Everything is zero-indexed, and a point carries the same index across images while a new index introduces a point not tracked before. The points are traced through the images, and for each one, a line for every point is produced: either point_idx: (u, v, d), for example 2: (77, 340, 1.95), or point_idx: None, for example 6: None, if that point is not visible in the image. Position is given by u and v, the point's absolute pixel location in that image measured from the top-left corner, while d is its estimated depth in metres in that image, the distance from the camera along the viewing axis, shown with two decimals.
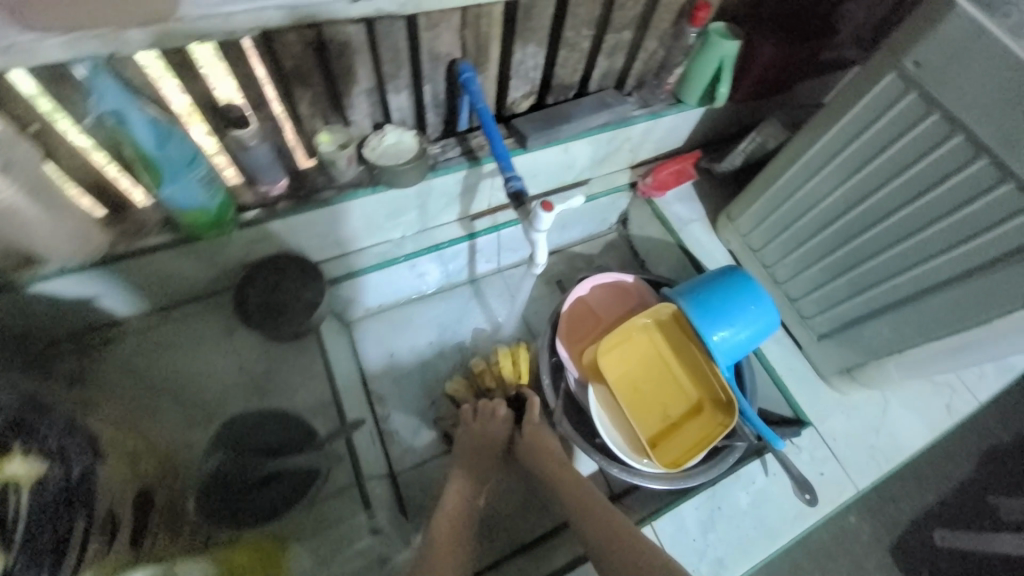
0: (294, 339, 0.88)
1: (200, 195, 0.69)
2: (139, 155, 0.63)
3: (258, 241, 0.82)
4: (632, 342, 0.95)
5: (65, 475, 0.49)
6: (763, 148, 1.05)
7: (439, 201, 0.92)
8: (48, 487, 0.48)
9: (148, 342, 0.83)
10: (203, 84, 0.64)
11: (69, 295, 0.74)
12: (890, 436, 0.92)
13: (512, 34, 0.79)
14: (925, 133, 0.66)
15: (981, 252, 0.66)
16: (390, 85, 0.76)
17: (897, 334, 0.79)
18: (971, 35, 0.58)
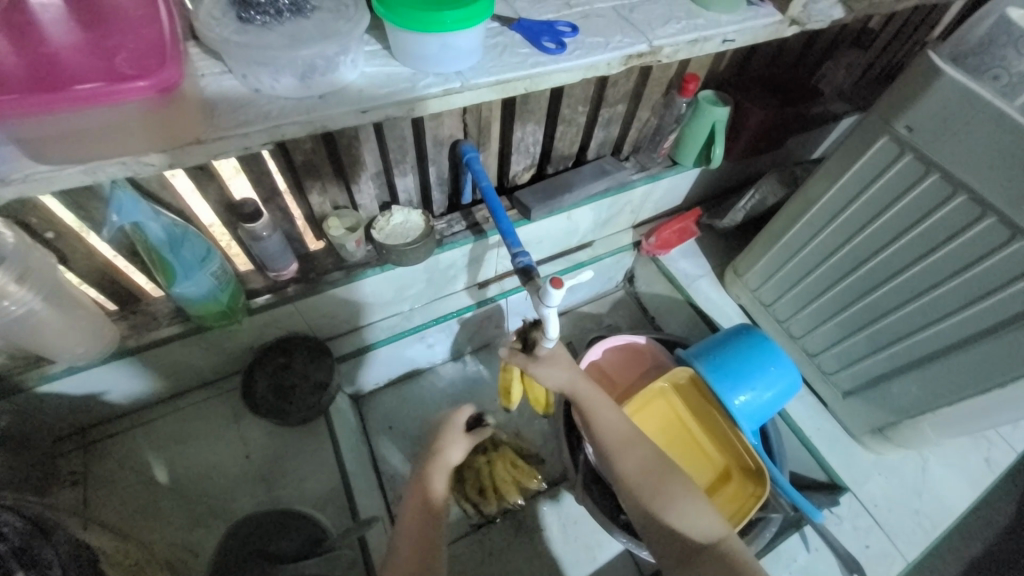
0: (302, 424, 0.85)
1: (205, 290, 0.68)
2: (147, 257, 0.64)
3: (270, 325, 0.82)
4: (650, 407, 0.92)
5: None
6: (763, 204, 1.06)
7: (446, 274, 0.93)
8: None
9: (156, 434, 0.82)
10: (216, 183, 0.66)
11: (77, 393, 0.73)
12: (933, 496, 0.87)
13: (512, 115, 0.82)
14: (927, 193, 0.66)
15: (1002, 308, 0.64)
16: (397, 169, 0.78)
17: (929, 393, 0.76)
18: (961, 101, 0.60)
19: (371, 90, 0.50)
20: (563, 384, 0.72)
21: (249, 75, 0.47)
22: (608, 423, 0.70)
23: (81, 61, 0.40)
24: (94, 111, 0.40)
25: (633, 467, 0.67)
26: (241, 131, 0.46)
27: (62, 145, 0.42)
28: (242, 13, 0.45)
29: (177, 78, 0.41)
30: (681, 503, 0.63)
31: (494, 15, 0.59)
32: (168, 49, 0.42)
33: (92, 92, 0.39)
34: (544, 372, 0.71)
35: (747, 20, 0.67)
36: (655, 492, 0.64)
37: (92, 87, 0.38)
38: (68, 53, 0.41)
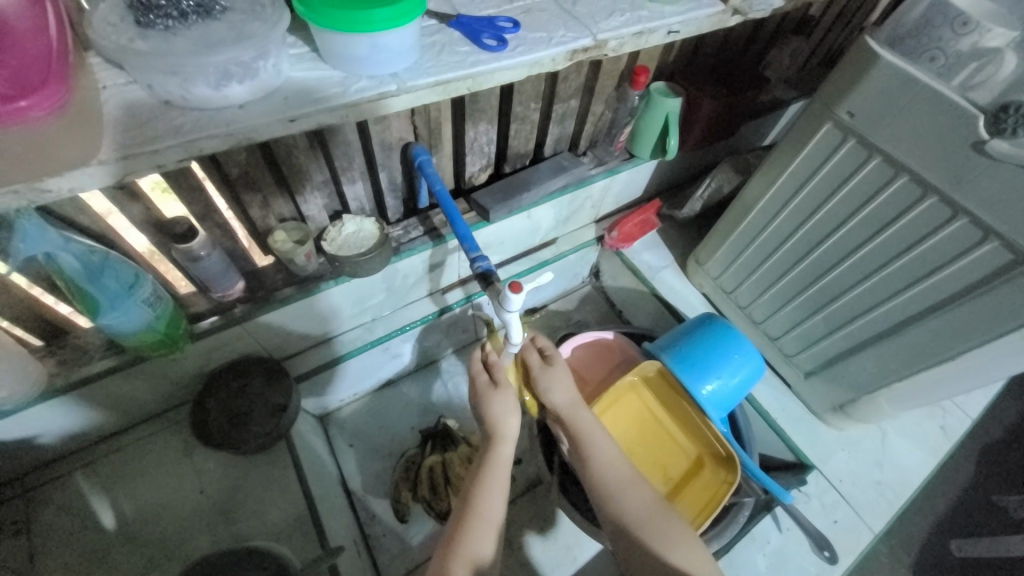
0: (261, 450, 0.81)
1: (139, 321, 0.63)
2: (68, 289, 0.59)
3: (218, 350, 0.77)
4: (622, 403, 0.92)
5: None
6: (720, 192, 1.07)
7: (407, 282, 0.89)
8: None
9: (97, 476, 0.76)
10: (141, 203, 0.61)
11: (0, 440, 0.66)
12: (894, 467, 0.90)
13: (462, 115, 0.79)
14: (872, 176, 0.68)
15: (946, 285, 0.66)
16: (344, 177, 0.74)
17: (884, 369, 0.78)
18: (899, 84, 0.61)
19: (298, 97, 0.46)
20: (570, 404, 0.73)
21: (158, 85, 0.43)
22: (610, 455, 0.70)
23: None
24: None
25: (635, 505, 0.66)
26: (152, 148, 0.42)
27: None
28: (142, 16, 0.41)
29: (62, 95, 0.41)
30: (680, 545, 0.62)
31: (430, 11, 0.56)
32: (56, 63, 0.40)
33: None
34: (550, 385, 0.74)
35: (690, 10, 0.67)
36: (657, 531, 0.64)
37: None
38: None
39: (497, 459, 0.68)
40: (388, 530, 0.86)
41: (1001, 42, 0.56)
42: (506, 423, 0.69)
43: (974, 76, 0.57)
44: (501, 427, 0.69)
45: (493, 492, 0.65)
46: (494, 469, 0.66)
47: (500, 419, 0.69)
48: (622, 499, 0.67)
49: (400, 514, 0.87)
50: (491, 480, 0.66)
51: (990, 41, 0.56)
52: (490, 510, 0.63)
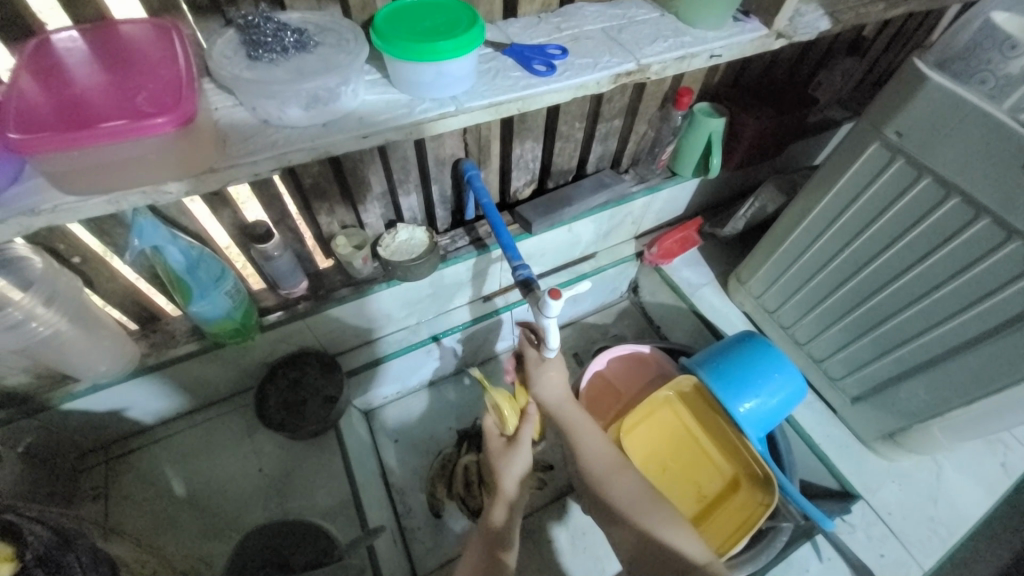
0: (313, 437, 0.87)
1: (222, 311, 0.72)
2: (167, 279, 0.68)
3: (282, 342, 0.85)
4: (655, 416, 0.92)
5: None
6: (763, 211, 1.07)
7: (451, 288, 0.95)
8: None
9: (174, 449, 0.85)
10: (230, 208, 0.70)
11: (99, 410, 0.76)
12: (950, 504, 0.85)
13: (510, 133, 0.85)
14: (921, 195, 0.67)
15: (1004, 309, 0.64)
16: (401, 189, 0.81)
17: (938, 396, 0.75)
18: (949, 105, 0.61)
19: (371, 116, 0.53)
20: (558, 399, 0.76)
21: (258, 107, 0.51)
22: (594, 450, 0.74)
23: (109, 104, 0.44)
24: (120, 146, 0.44)
25: (623, 490, 0.70)
26: (251, 159, 0.49)
27: (87, 177, 0.46)
28: (251, 51, 0.49)
29: (192, 111, 0.45)
30: (671, 524, 0.66)
31: (487, 41, 0.62)
32: (185, 89, 0.45)
33: (117, 130, 0.42)
34: (541, 382, 0.75)
35: (732, 36, 0.70)
36: (645, 513, 0.68)
37: (117, 125, 0.42)
38: (95, 95, 0.45)
39: (508, 493, 0.72)
40: (423, 523, 0.90)
41: None
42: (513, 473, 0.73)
43: None
44: (505, 475, 0.73)
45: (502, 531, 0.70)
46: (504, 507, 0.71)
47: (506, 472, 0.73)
48: (609, 486, 0.71)
49: (434, 509, 0.91)
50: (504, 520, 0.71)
51: None
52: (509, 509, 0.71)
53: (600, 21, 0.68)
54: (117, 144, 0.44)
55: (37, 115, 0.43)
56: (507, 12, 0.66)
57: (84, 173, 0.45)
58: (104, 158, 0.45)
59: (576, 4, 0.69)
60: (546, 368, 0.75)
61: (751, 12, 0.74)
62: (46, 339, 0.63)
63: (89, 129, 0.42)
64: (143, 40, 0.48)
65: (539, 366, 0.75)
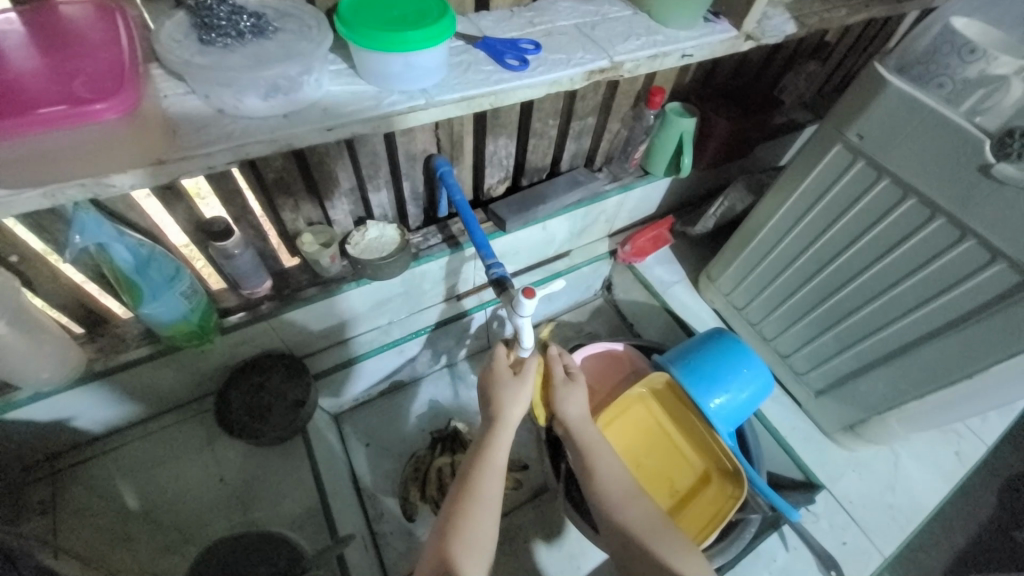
0: (280, 442, 0.84)
1: (178, 312, 0.68)
2: (115, 279, 0.63)
3: (244, 344, 0.81)
4: (630, 413, 0.93)
5: None
6: (732, 210, 1.09)
7: (424, 287, 0.93)
8: None
9: (127, 459, 0.80)
10: (185, 203, 0.65)
11: (40, 421, 0.71)
12: (906, 491, 0.89)
13: (484, 129, 0.83)
14: (880, 196, 0.69)
15: (957, 305, 0.66)
16: (371, 185, 0.78)
17: (895, 389, 0.78)
18: (907, 109, 0.63)
19: (336, 108, 0.51)
20: (579, 418, 0.76)
21: (212, 96, 0.47)
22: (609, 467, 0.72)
23: (41, 89, 0.40)
24: (54, 135, 0.40)
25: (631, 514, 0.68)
26: (204, 152, 0.46)
27: (17, 168, 0.42)
28: (204, 35, 0.46)
29: (136, 99, 0.41)
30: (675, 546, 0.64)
31: (458, 33, 0.60)
32: (128, 75, 0.42)
33: (49, 117, 0.39)
34: (565, 401, 0.76)
35: (704, 36, 0.70)
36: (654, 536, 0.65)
37: (48, 111, 0.39)
38: (26, 77, 0.41)
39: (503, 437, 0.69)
40: (396, 528, 0.88)
41: (1006, 70, 0.57)
42: (513, 409, 0.70)
43: (984, 101, 0.59)
44: (504, 411, 0.70)
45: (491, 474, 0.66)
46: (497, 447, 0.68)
47: (508, 406, 0.70)
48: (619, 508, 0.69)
49: (408, 513, 0.88)
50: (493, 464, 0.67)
51: (995, 69, 0.58)
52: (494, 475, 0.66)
53: (574, 16, 0.67)
54: (50, 134, 0.40)
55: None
56: (478, 5, 0.65)
57: (11, 163, 0.41)
58: (35, 147, 0.41)
59: None
60: (572, 389, 0.77)
61: (722, 12, 0.74)
62: None
63: (16, 114, 0.38)
64: (81, 20, 0.44)
65: (565, 387, 0.78)
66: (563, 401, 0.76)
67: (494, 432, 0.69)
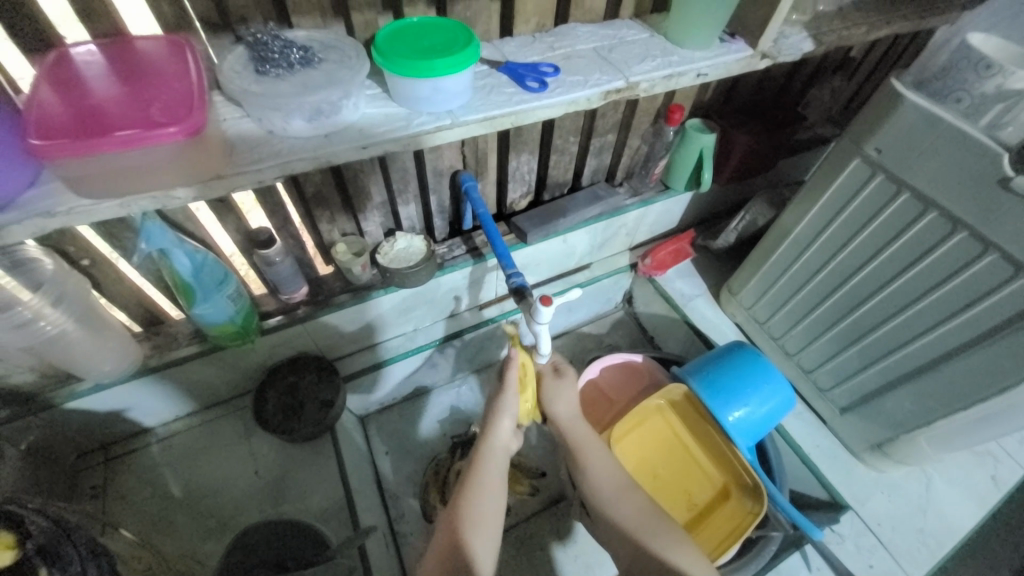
0: (310, 440, 0.89)
1: (224, 313, 0.74)
2: (171, 282, 0.70)
3: (281, 346, 0.86)
4: (647, 424, 0.93)
5: None
6: (753, 225, 1.09)
7: (448, 296, 0.97)
8: None
9: (173, 449, 0.86)
10: (235, 214, 0.72)
11: (100, 410, 0.78)
12: (938, 516, 0.85)
13: (507, 146, 0.88)
14: (900, 210, 0.69)
15: (983, 319, 0.65)
16: (400, 199, 0.84)
17: (923, 406, 0.76)
18: (924, 123, 0.64)
19: (371, 128, 0.56)
20: (572, 418, 0.77)
21: (264, 119, 0.53)
22: (604, 468, 0.74)
23: (125, 114, 0.47)
24: (134, 153, 0.47)
25: (630, 514, 0.69)
26: (256, 168, 0.52)
27: (100, 181, 0.48)
28: (259, 67, 0.52)
29: (202, 121, 0.47)
30: (675, 546, 0.65)
31: (483, 59, 0.65)
32: (195, 101, 0.48)
33: (131, 138, 0.45)
34: (555, 400, 0.76)
35: (718, 56, 0.73)
36: (654, 535, 0.66)
37: (130, 133, 0.45)
38: (112, 105, 0.47)
39: (495, 441, 0.71)
40: (416, 528, 0.91)
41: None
42: (504, 415, 0.73)
43: (1003, 116, 0.59)
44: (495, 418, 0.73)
45: (487, 479, 0.68)
46: (490, 452, 0.70)
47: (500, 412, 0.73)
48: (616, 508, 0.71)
49: (427, 514, 0.91)
50: (489, 466, 0.69)
51: (1013, 83, 0.58)
52: (491, 479, 0.68)
53: (592, 41, 0.71)
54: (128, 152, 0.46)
55: (57, 124, 0.46)
56: (503, 32, 0.70)
57: (97, 177, 0.48)
58: (116, 164, 0.47)
59: (570, 25, 0.72)
60: (560, 385, 0.77)
61: (737, 33, 0.77)
62: (53, 337, 0.65)
63: (104, 136, 0.44)
64: (157, 55, 0.51)
65: (553, 382, 0.77)
66: (552, 399, 0.76)
67: (486, 438, 0.72)
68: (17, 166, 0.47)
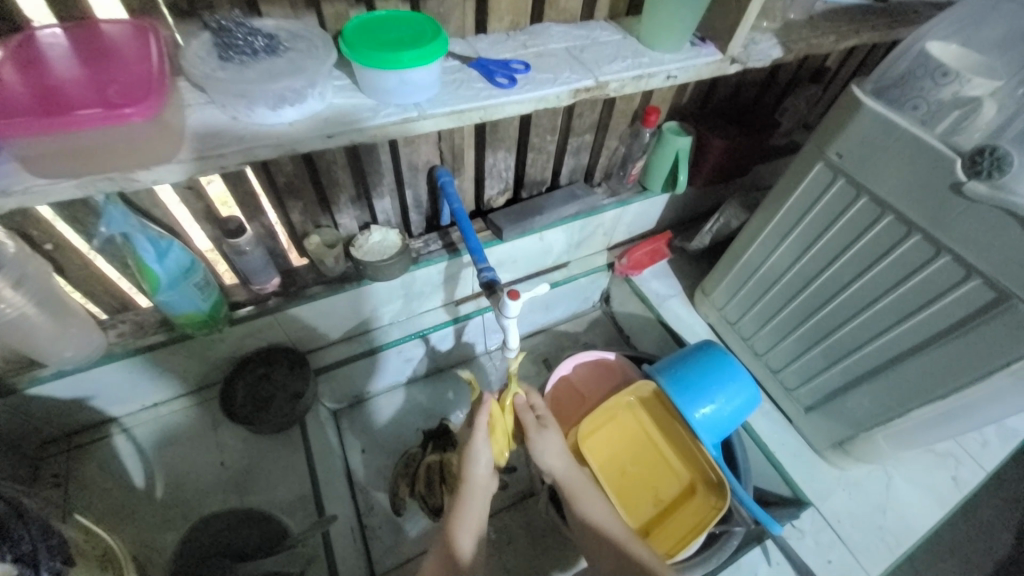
0: (278, 431, 0.89)
1: (192, 303, 0.74)
2: (137, 270, 0.70)
3: (252, 336, 0.86)
4: (617, 420, 0.95)
5: None
6: (728, 227, 1.11)
7: (424, 291, 0.98)
8: None
9: (139, 439, 0.86)
10: (204, 203, 0.72)
11: (62, 398, 0.77)
12: (896, 513, 0.88)
13: (483, 143, 0.88)
14: (859, 213, 0.71)
15: (936, 320, 0.67)
16: (375, 192, 0.84)
17: (881, 404, 0.78)
18: (883, 129, 0.65)
19: (337, 118, 0.56)
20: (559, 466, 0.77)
21: (229, 105, 0.54)
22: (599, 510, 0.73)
23: (83, 95, 0.47)
24: (91, 132, 0.47)
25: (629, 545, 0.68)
26: (218, 153, 0.52)
27: (58, 162, 0.48)
28: (224, 53, 0.52)
29: (161, 105, 0.48)
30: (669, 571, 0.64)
31: (454, 54, 0.66)
32: (155, 85, 0.48)
33: (87, 119, 0.45)
34: (542, 448, 0.77)
35: (688, 59, 0.74)
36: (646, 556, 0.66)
37: (90, 113, 0.45)
38: (71, 86, 0.47)
39: (472, 490, 0.73)
40: (384, 521, 0.90)
41: (981, 92, 0.59)
42: (479, 463, 0.74)
43: (958, 123, 0.61)
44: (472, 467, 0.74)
45: (466, 527, 0.69)
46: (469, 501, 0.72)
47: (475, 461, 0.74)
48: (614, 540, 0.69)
49: (396, 508, 0.91)
50: (468, 518, 0.70)
51: (969, 91, 0.60)
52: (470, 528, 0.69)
53: (565, 40, 0.72)
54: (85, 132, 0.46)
55: (17, 102, 0.46)
56: (477, 29, 0.70)
57: (59, 156, 0.48)
58: (73, 144, 0.47)
59: (544, 23, 0.73)
60: (544, 435, 0.77)
61: (708, 38, 0.78)
62: (12, 322, 0.64)
63: (64, 116, 0.44)
64: (121, 38, 0.51)
65: (537, 433, 0.78)
66: (539, 451, 0.77)
67: (464, 491, 0.73)
68: None
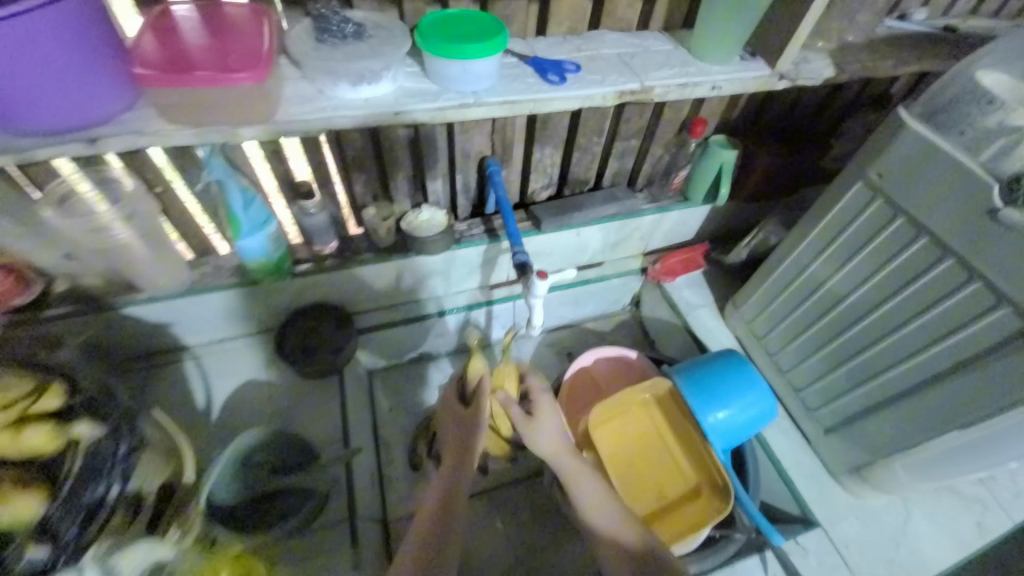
0: (320, 377, 1.00)
1: (264, 248, 0.85)
2: (225, 216, 0.82)
3: (309, 290, 0.97)
4: (629, 414, 0.97)
5: (114, 449, 0.61)
6: (766, 244, 1.12)
7: (463, 270, 1.05)
8: (99, 457, 0.59)
9: (205, 367, 0.99)
10: (284, 166, 0.83)
11: (150, 320, 0.90)
12: (911, 549, 0.85)
13: (532, 138, 0.95)
14: (895, 234, 0.71)
15: (965, 346, 0.66)
16: (429, 174, 0.92)
17: (904, 430, 0.76)
18: (925, 152, 0.66)
19: (407, 100, 0.65)
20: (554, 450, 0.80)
21: (318, 80, 0.63)
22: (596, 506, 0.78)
23: (208, 59, 0.57)
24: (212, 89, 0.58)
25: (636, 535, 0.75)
26: (306, 119, 0.62)
27: (185, 113, 0.60)
28: (320, 36, 0.62)
29: (266, 72, 0.58)
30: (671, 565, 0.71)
31: (513, 51, 0.73)
32: (263, 56, 0.58)
33: (209, 78, 0.56)
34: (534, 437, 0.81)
35: (735, 72, 0.78)
36: (650, 554, 0.72)
37: (208, 73, 0.55)
38: (199, 52, 0.58)
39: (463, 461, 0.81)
40: (401, 475, 0.98)
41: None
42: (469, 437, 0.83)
43: (1003, 153, 0.61)
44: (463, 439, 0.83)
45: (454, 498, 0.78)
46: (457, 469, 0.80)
47: (466, 435, 0.83)
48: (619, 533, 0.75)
49: (414, 465, 0.98)
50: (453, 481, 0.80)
51: (1015, 120, 0.60)
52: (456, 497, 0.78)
53: (617, 46, 0.77)
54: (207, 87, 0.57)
55: (155, 61, 0.57)
56: (537, 31, 0.77)
57: (177, 104, 0.59)
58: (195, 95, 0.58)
59: (599, 30, 0.79)
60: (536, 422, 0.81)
61: (758, 53, 0.81)
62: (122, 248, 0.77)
63: (188, 74, 0.55)
64: (241, 17, 0.62)
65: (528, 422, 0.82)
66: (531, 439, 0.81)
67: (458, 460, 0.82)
68: (122, 91, 0.58)
